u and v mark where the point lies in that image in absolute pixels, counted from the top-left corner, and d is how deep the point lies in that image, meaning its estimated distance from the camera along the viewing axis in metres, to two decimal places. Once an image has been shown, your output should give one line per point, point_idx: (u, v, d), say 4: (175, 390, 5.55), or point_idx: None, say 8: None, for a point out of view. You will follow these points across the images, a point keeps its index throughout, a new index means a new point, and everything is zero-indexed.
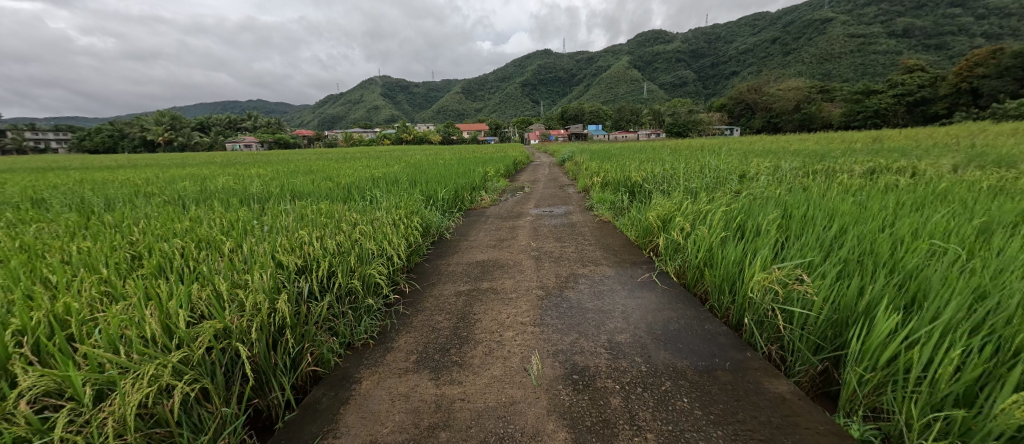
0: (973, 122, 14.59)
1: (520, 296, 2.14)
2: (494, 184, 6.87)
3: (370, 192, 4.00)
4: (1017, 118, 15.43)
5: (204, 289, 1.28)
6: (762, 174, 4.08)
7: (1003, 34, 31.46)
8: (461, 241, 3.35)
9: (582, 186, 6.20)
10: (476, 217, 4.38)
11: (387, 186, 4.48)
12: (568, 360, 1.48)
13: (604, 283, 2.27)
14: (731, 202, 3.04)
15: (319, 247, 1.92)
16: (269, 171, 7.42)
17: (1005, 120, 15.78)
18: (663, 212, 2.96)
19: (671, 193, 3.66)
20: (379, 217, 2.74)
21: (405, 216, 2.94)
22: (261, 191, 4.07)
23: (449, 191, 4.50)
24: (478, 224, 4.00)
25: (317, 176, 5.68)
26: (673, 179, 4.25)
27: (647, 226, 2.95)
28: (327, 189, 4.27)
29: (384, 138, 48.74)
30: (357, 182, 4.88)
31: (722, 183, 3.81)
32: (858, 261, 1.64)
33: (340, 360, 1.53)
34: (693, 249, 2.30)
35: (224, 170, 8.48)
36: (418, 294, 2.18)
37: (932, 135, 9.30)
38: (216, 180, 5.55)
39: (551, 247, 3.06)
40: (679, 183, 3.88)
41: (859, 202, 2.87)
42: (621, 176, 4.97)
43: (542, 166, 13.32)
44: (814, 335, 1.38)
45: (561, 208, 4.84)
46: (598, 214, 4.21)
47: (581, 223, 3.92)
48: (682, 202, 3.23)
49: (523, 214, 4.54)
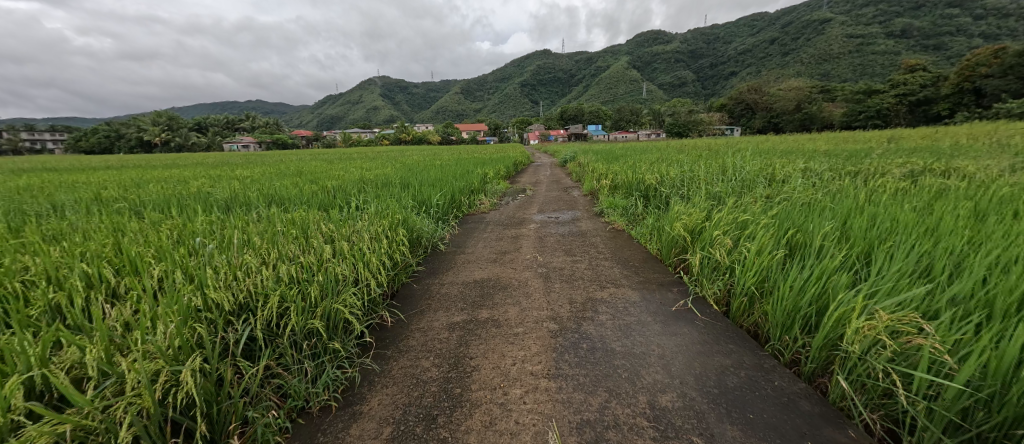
0: (980, 123, 14.24)
1: (528, 331, 1.73)
2: (494, 186, 6.49)
3: (356, 198, 3.59)
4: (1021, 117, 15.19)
5: (63, 360, 0.86)
6: (791, 177, 3.68)
7: (1003, 34, 31.30)
8: (457, 255, 2.94)
9: (589, 189, 5.79)
10: (474, 224, 3.97)
11: (376, 190, 4.08)
12: (598, 441, 1.07)
13: (629, 312, 1.87)
14: (769, 210, 2.65)
15: (274, 273, 1.49)
16: (254, 173, 6.98)
17: (1010, 119, 15.47)
18: (692, 222, 2.56)
19: (694, 199, 3.27)
20: (358, 230, 2.32)
21: (391, 228, 2.52)
22: (235, 196, 3.66)
23: (445, 195, 4.10)
24: (476, 233, 3.58)
25: (301, 179, 5.27)
26: (691, 182, 3.86)
27: (674, 238, 2.56)
28: (309, 193, 3.85)
29: (382, 139, 48.52)
30: (345, 185, 4.48)
31: (749, 186, 3.43)
32: (993, 302, 1.21)
33: (285, 438, 1.11)
34: (740, 270, 1.89)
35: (210, 171, 8.07)
36: (402, 328, 1.77)
37: (950, 135, 8.88)
38: (194, 182, 5.15)
39: (561, 263, 2.64)
40: (700, 188, 3.48)
41: (917, 209, 2.49)
42: (632, 178, 4.57)
43: (544, 166, 13.01)
44: (950, 414, 0.97)
45: (568, 213, 4.44)
46: (609, 221, 3.81)
47: (592, 231, 3.53)
48: (710, 209, 2.84)
49: (527, 221, 4.13)
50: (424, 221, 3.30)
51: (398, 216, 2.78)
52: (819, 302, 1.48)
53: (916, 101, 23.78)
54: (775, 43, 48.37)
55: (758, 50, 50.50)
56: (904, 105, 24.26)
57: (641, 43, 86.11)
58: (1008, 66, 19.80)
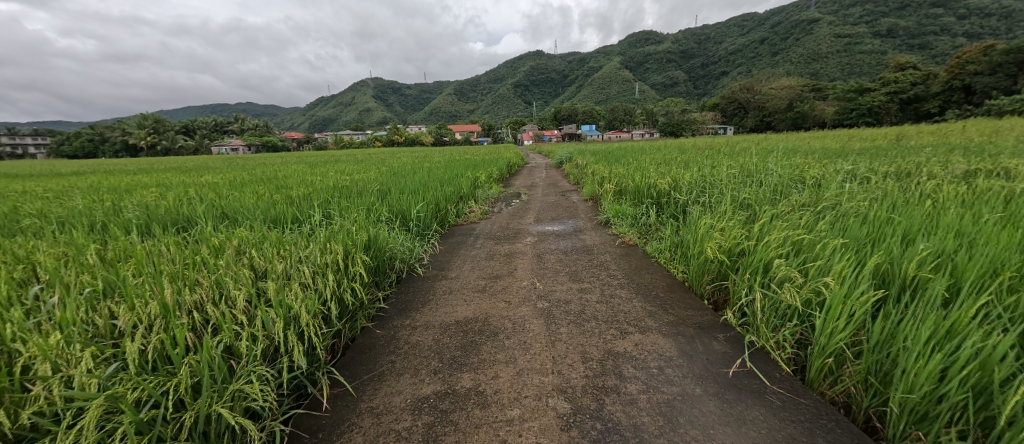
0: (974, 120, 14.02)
1: (527, 415, 1.19)
2: (485, 191, 5.95)
3: (322, 212, 3.06)
4: (1012, 115, 15.04)
5: None
6: (827, 180, 3.20)
7: (986, 34, 31.71)
8: (438, 282, 2.41)
9: (589, 193, 5.30)
10: (461, 238, 3.43)
11: (345, 199, 3.53)
12: None
13: (669, 379, 1.33)
14: (820, 223, 2.16)
15: (121, 357, 0.95)
16: (220, 179, 6.38)
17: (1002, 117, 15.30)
18: (731, 239, 2.06)
19: (719, 207, 2.77)
20: (305, 257, 1.77)
21: (350, 252, 1.96)
22: (171, 210, 3.08)
23: (427, 204, 3.55)
24: (462, 250, 3.04)
25: (265, 186, 4.71)
26: (711, 186, 3.36)
27: (709, 259, 2.05)
28: (266, 204, 3.30)
29: (373, 140, 47.80)
30: (314, 193, 3.93)
31: (780, 192, 2.96)
32: None
33: None
34: (819, 317, 1.38)
35: (178, 177, 7.47)
36: (349, 410, 1.24)
37: (958, 132, 8.51)
38: (141, 191, 4.55)
39: (566, 294, 2.10)
40: (724, 195, 2.98)
41: (1006, 222, 2.01)
42: (640, 182, 4.06)
43: (539, 168, 12.61)
44: None
45: (570, 222, 3.93)
46: (617, 232, 3.30)
47: (599, 246, 3.01)
48: (745, 222, 2.34)
49: (522, 233, 3.59)
50: (399, 238, 2.74)
51: (361, 235, 2.22)
52: (968, 384, 0.98)
53: (907, 99, 23.69)
54: (764, 43, 48.52)
55: (749, 49, 50.59)
56: (896, 103, 24.14)
57: (632, 43, 86.23)
58: (996, 64, 19.76)
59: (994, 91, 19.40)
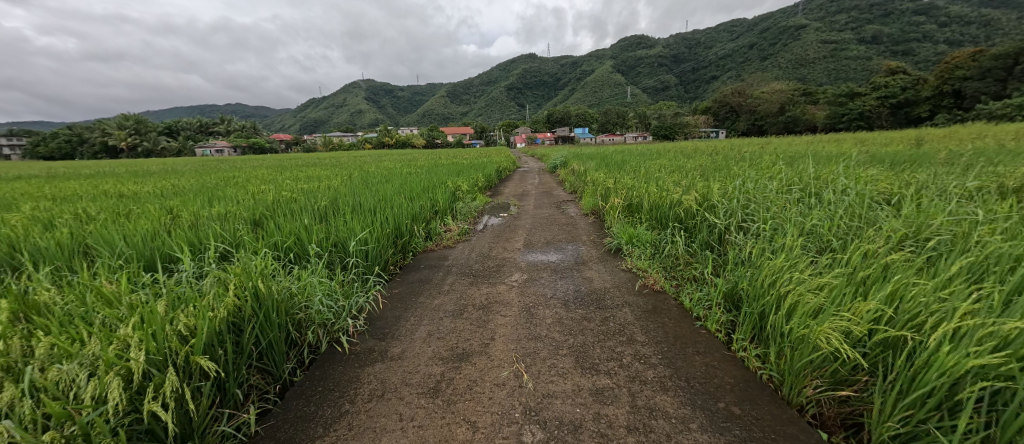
0: (966, 125, 13.57)
1: None
2: (468, 202, 5.12)
3: (225, 245, 2.18)
4: (1000, 119, 14.74)
5: None
6: (917, 198, 2.39)
7: (966, 41, 32.09)
8: (371, 365, 1.54)
9: (590, 207, 4.51)
10: (427, 275, 2.58)
11: (269, 222, 2.68)
12: None
13: None
14: (980, 286, 1.34)
15: None
16: (158, 187, 5.48)
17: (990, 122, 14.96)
18: (851, 313, 1.21)
19: (784, 242, 1.96)
20: (47, 383, 0.91)
21: (174, 347, 1.09)
22: (9, 244, 2.21)
23: (381, 228, 2.68)
24: (422, 298, 2.19)
25: (190, 199, 3.85)
26: (757, 202, 2.56)
27: (811, 346, 1.20)
28: (155, 231, 2.41)
29: (363, 142, 47.06)
30: (240, 210, 3.04)
31: (861, 213, 2.16)
32: None
33: None
34: None
35: (119, 182, 6.56)
36: None
37: (968, 137, 7.92)
38: (29, 205, 3.65)
39: (571, 406, 1.24)
40: (782, 223, 2.19)
41: None
42: (655, 197, 3.25)
43: (532, 172, 11.88)
44: None
45: (568, 246, 3.12)
46: (632, 267, 2.49)
47: (611, 289, 2.19)
48: (846, 276, 1.53)
49: (507, 266, 2.73)
50: (319, 285, 1.88)
51: (228, 300, 1.35)
52: None
53: (897, 103, 23.42)
54: (753, 48, 48.73)
55: (739, 52, 50.63)
56: (885, 108, 23.91)
57: (623, 45, 86.41)
58: (985, 68, 19.47)
59: (983, 96, 19.06)
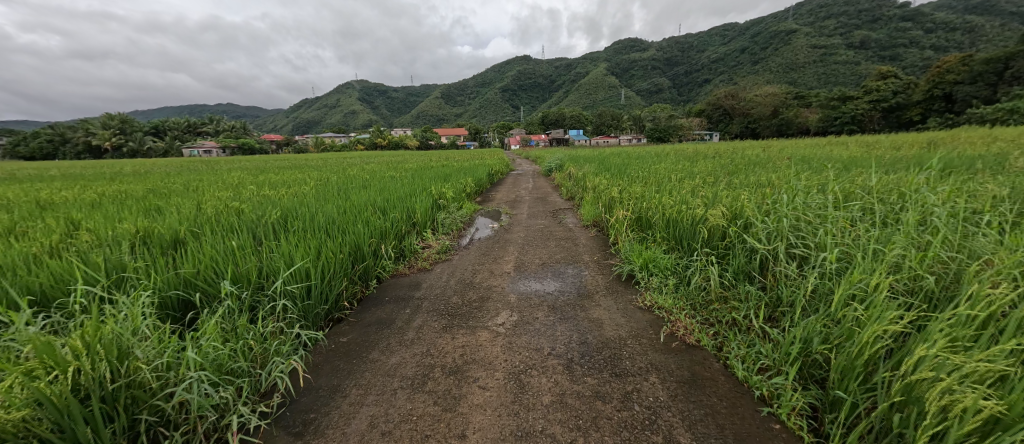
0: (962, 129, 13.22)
1: None
2: (453, 211, 4.58)
3: (104, 284, 1.60)
4: (994, 123, 14.44)
5: None
6: (1011, 217, 1.87)
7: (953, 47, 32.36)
8: None
9: (591, 218, 3.98)
10: (390, 313, 2.02)
11: (186, 245, 2.10)
12: None
13: None
14: None
15: None
16: (99, 192, 4.84)
17: (981, 126, 14.69)
18: None
19: (867, 281, 1.43)
20: None
21: None
22: None
23: (332, 253, 2.11)
24: (374, 354, 1.62)
25: (117, 209, 3.24)
26: (807, 221, 2.02)
27: None
28: (27, 258, 1.81)
29: (354, 144, 46.07)
30: (163, 226, 2.46)
31: (956, 239, 1.62)
32: None
33: None
34: None
35: (66, 186, 5.89)
36: None
37: (980, 141, 7.48)
38: None
39: None
40: (853, 252, 1.65)
41: None
42: (671, 211, 2.73)
43: (525, 175, 11.36)
44: None
45: (568, 271, 2.57)
46: (653, 307, 1.95)
47: (629, 342, 1.64)
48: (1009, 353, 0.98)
49: (492, 299, 2.18)
50: (217, 350, 1.30)
51: None
52: None
53: (889, 107, 23.29)
54: (745, 52, 48.91)
55: (731, 56, 50.76)
56: (878, 111, 23.68)
57: (616, 49, 86.61)
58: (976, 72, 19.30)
59: (973, 100, 18.83)
